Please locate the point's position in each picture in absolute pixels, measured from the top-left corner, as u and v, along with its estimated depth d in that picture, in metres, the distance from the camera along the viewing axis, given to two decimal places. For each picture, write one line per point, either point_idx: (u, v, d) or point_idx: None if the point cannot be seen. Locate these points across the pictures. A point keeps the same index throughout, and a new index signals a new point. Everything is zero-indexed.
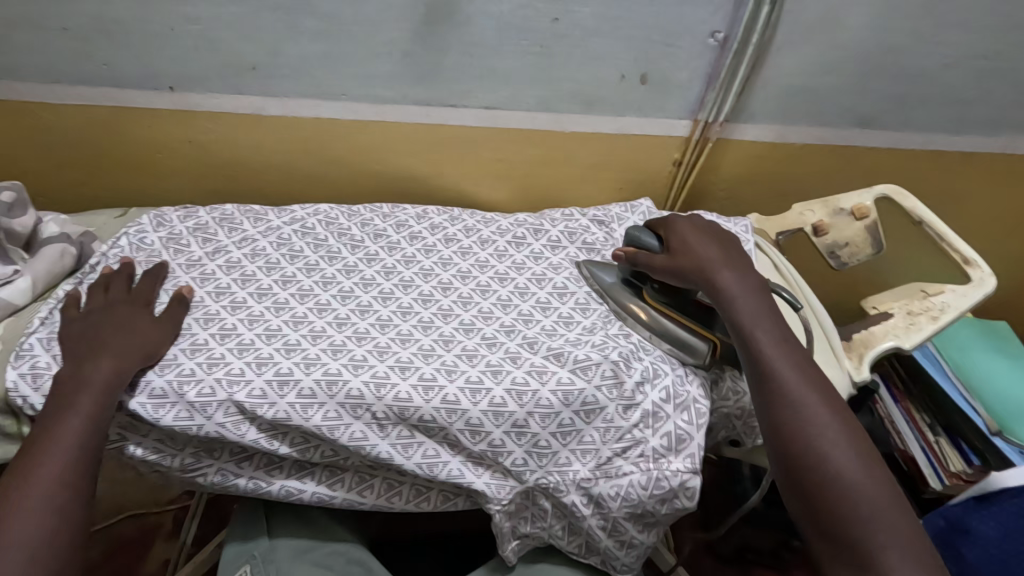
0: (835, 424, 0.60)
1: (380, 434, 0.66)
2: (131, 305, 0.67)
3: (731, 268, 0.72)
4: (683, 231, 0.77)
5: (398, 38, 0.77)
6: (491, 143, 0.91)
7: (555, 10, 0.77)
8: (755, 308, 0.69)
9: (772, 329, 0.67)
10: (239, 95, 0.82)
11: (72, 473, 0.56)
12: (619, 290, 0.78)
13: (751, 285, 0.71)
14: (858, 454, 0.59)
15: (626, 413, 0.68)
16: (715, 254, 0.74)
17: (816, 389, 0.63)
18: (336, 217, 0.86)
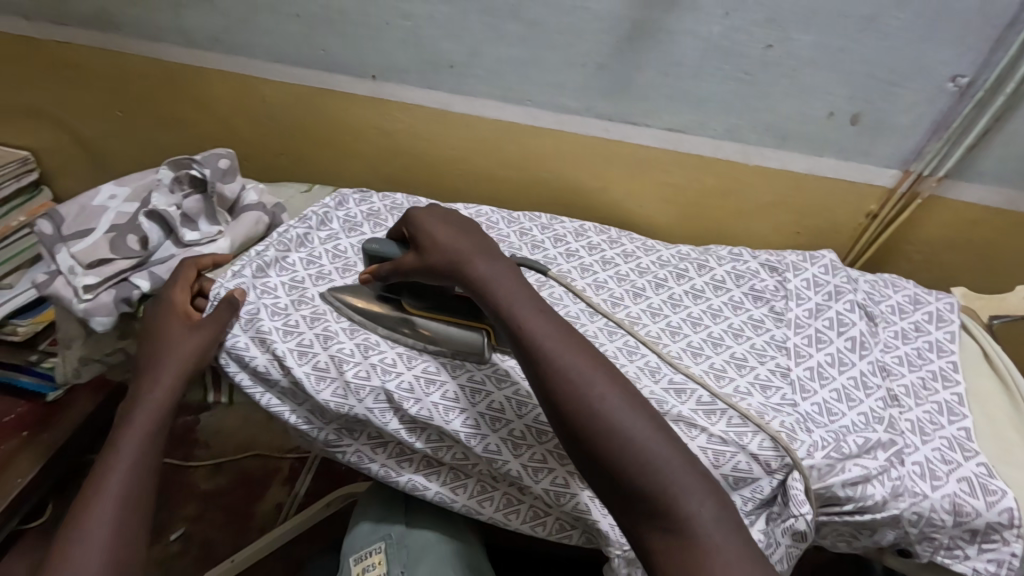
0: (606, 384, 0.52)
1: (514, 452, 0.64)
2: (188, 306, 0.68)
3: (482, 255, 0.63)
4: (428, 225, 0.66)
5: (596, 51, 0.77)
6: (664, 166, 0.87)
7: (771, 36, 0.70)
8: (516, 287, 0.60)
9: (533, 307, 0.58)
10: (431, 90, 0.87)
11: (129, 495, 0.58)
12: (378, 312, 0.70)
13: (500, 264, 0.62)
14: (641, 410, 0.51)
15: (823, 475, 0.58)
16: (469, 244, 0.64)
17: (583, 354, 0.54)
18: (497, 222, 0.86)
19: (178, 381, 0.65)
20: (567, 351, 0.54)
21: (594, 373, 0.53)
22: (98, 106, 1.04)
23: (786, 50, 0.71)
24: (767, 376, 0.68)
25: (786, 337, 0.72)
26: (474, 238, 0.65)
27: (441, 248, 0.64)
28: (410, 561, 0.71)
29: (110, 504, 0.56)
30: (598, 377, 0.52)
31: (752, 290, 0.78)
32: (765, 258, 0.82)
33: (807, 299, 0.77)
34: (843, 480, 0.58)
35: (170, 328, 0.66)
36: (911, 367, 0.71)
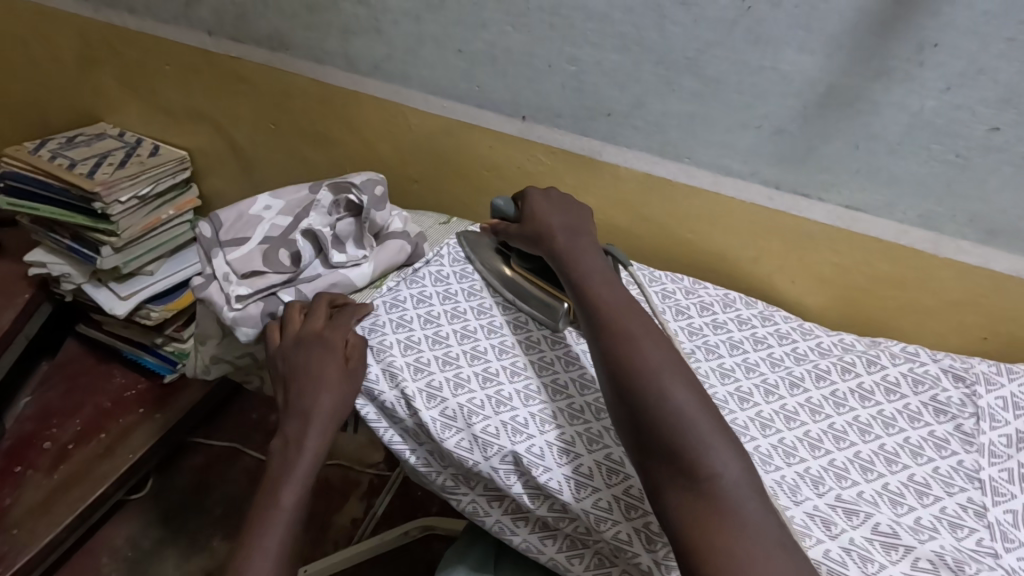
0: (651, 346, 0.57)
1: (647, 546, 0.57)
2: (327, 356, 0.65)
3: (567, 230, 0.72)
4: (537, 198, 0.77)
5: (777, 115, 0.71)
6: (831, 244, 0.78)
7: (998, 117, 0.62)
8: (592, 263, 0.68)
9: (601, 281, 0.65)
10: (584, 136, 0.84)
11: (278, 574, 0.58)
12: (488, 256, 0.79)
13: (585, 242, 0.71)
14: (683, 375, 0.55)
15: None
16: (561, 223, 0.73)
17: (635, 317, 0.61)
18: (636, 279, 0.81)
19: (322, 441, 0.63)
20: (623, 318, 0.60)
21: (646, 333, 0.58)
22: (258, 118, 1.11)
23: (1014, 135, 0.62)
24: (956, 513, 0.57)
25: (978, 466, 0.61)
26: (565, 216, 0.74)
27: (537, 219, 0.74)
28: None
29: None
30: (645, 339, 0.57)
31: (933, 400, 0.68)
32: (948, 362, 0.71)
33: (1002, 423, 0.65)
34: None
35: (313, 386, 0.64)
36: None
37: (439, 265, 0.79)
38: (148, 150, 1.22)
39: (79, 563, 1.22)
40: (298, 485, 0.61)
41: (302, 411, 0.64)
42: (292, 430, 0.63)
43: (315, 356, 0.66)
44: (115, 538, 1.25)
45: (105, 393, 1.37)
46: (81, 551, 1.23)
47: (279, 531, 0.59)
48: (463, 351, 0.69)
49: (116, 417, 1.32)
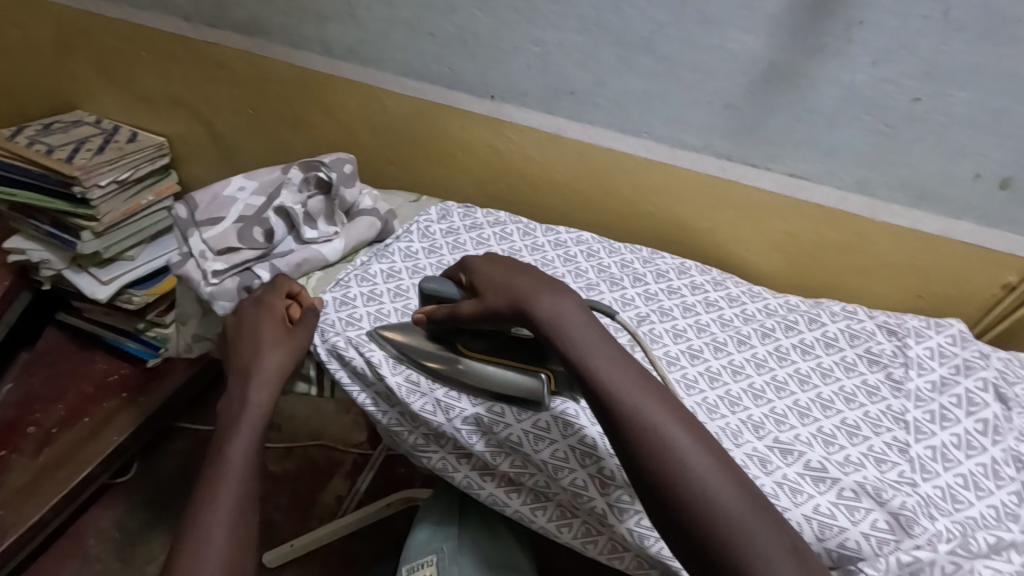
0: (690, 445, 0.47)
1: (600, 490, 0.62)
2: (276, 317, 0.69)
3: (547, 289, 0.57)
4: (483, 264, 0.62)
5: (725, 91, 0.74)
6: (780, 213, 0.83)
7: (922, 88, 0.66)
8: (585, 328, 0.54)
9: (608, 356, 0.52)
10: (548, 114, 0.87)
11: (239, 521, 0.57)
12: (434, 355, 0.65)
13: (568, 297, 0.56)
14: (732, 475, 0.47)
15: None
16: (531, 281, 0.58)
17: (660, 408, 0.49)
18: (597, 250, 0.86)
19: (270, 390, 0.65)
20: (649, 409, 0.49)
21: (682, 431, 0.48)
22: (234, 103, 1.13)
23: (938, 105, 0.67)
24: (882, 450, 0.63)
25: (905, 409, 0.67)
26: (536, 273, 0.59)
27: (497, 289, 0.59)
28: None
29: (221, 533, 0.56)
30: (682, 437, 0.48)
31: (867, 352, 0.73)
32: (882, 319, 0.77)
33: (929, 370, 0.71)
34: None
35: (256, 345, 0.67)
36: None
37: (408, 241, 0.84)
38: (126, 137, 1.24)
39: (67, 545, 1.24)
40: (246, 438, 0.62)
41: (245, 368, 0.66)
42: (237, 389, 0.65)
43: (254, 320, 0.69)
44: (101, 521, 1.28)
45: (88, 380, 1.39)
46: (67, 534, 1.25)
47: (233, 484, 0.59)
48: None
49: (100, 403, 1.34)
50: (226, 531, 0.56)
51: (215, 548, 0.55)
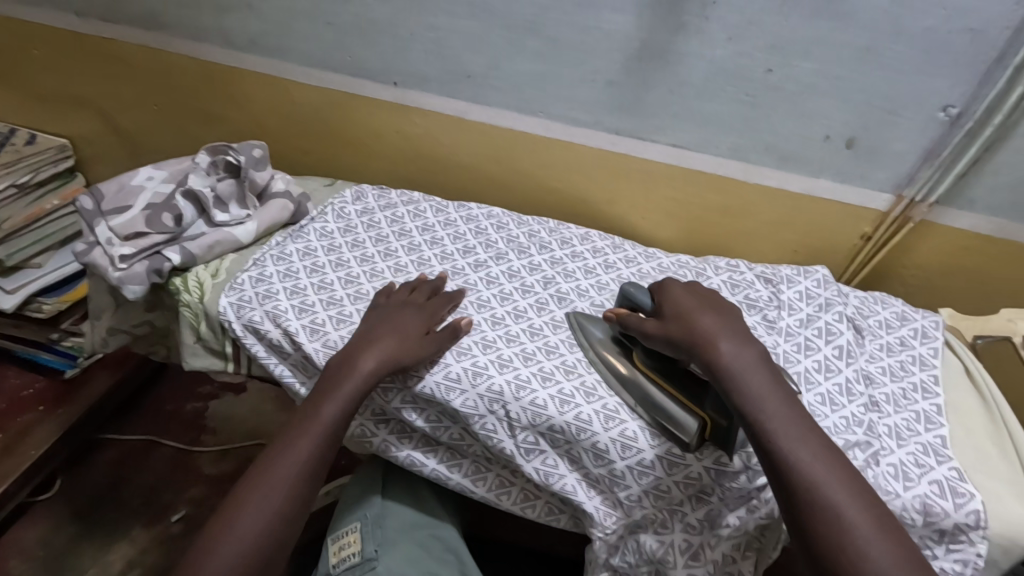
0: (868, 522, 0.52)
1: (508, 432, 0.67)
2: (412, 323, 0.71)
3: (731, 336, 0.63)
4: (674, 292, 0.69)
5: (607, 69, 0.82)
6: (669, 182, 0.92)
7: (771, 61, 0.76)
8: (767, 381, 0.59)
9: (778, 411, 0.57)
10: (449, 99, 0.92)
11: (285, 503, 0.60)
12: (606, 351, 0.71)
13: (747, 347, 0.62)
14: (904, 555, 0.50)
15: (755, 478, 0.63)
16: (715, 325, 0.64)
17: (839, 481, 0.53)
18: (506, 223, 0.93)
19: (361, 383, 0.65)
20: (826, 475, 0.54)
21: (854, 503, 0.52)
22: (140, 101, 1.12)
23: (785, 75, 0.77)
24: None
25: (776, 343, 0.75)
26: (718, 317, 0.65)
27: (682, 320, 0.65)
28: (385, 541, 0.73)
29: (267, 514, 0.59)
30: (862, 514, 0.52)
31: (746, 298, 0.82)
32: (760, 270, 0.87)
33: (798, 310, 0.80)
34: None
35: (371, 335, 0.68)
36: (893, 377, 0.73)
37: (322, 222, 0.87)
38: (24, 140, 1.20)
39: None
40: (324, 424, 0.63)
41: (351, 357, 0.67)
42: (337, 372, 0.66)
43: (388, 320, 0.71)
44: (25, 540, 1.23)
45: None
46: None
47: (275, 489, 0.60)
48: (346, 293, 0.76)
49: (15, 418, 1.28)
50: (270, 509, 0.59)
51: (255, 520, 0.59)
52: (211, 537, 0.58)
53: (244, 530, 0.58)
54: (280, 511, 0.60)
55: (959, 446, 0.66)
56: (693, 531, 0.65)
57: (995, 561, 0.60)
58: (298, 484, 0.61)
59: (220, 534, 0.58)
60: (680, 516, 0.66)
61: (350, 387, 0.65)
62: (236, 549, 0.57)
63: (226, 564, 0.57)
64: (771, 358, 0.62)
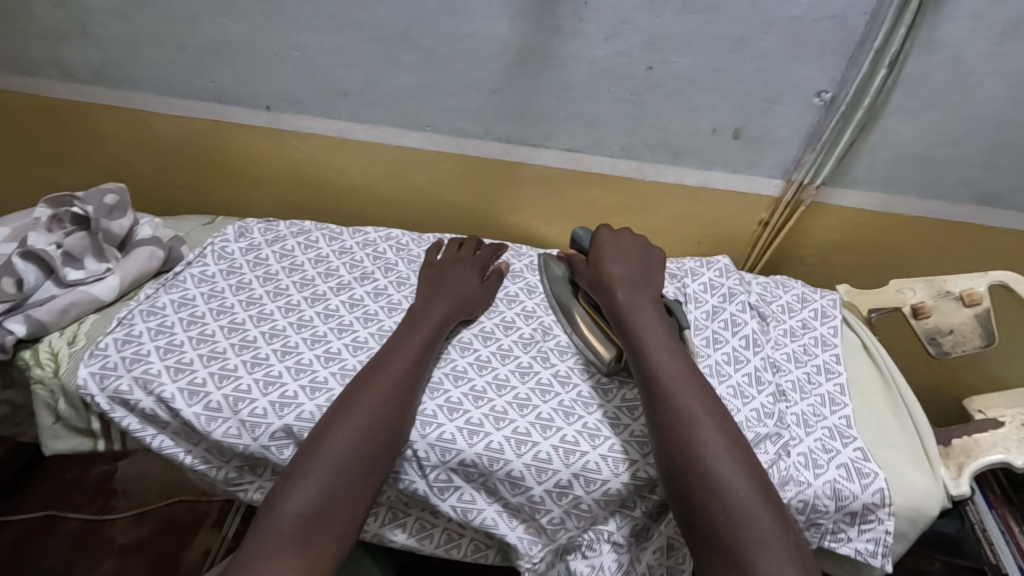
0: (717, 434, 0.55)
1: (420, 473, 0.64)
2: (468, 272, 0.80)
3: (629, 281, 0.71)
4: (606, 242, 0.76)
5: (489, 77, 0.79)
6: (567, 185, 0.91)
7: (650, 58, 0.75)
8: (653, 321, 0.66)
9: (659, 338, 0.64)
10: (329, 119, 0.87)
11: (393, 402, 0.60)
12: (560, 286, 0.80)
13: (642, 295, 0.69)
14: (742, 459, 0.54)
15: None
16: (624, 273, 0.71)
17: (696, 394, 0.59)
18: (406, 243, 0.88)
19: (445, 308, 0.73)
20: (686, 392, 0.59)
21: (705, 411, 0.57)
22: None
23: (665, 71, 0.76)
24: None
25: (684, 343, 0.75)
26: (632, 267, 0.73)
27: (599, 266, 0.73)
28: None
29: (375, 402, 0.59)
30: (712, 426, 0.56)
31: None
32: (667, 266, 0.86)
33: (705, 302, 0.80)
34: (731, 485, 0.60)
35: (439, 274, 0.79)
36: (797, 362, 0.74)
37: (200, 266, 0.79)
38: None
39: None
40: (421, 339, 0.68)
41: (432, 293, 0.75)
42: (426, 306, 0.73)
43: (450, 275, 0.79)
44: None
45: None
46: None
47: (398, 375, 0.63)
48: (230, 343, 0.69)
49: None
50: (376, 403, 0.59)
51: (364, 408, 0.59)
52: (313, 447, 0.55)
53: (344, 434, 0.56)
54: (378, 420, 0.58)
55: (863, 427, 0.68)
56: (622, 549, 0.64)
57: (904, 532, 0.62)
58: (404, 399, 0.61)
59: (337, 417, 0.58)
60: (605, 537, 0.63)
61: (438, 313, 0.72)
62: (338, 453, 0.55)
63: (324, 470, 0.54)
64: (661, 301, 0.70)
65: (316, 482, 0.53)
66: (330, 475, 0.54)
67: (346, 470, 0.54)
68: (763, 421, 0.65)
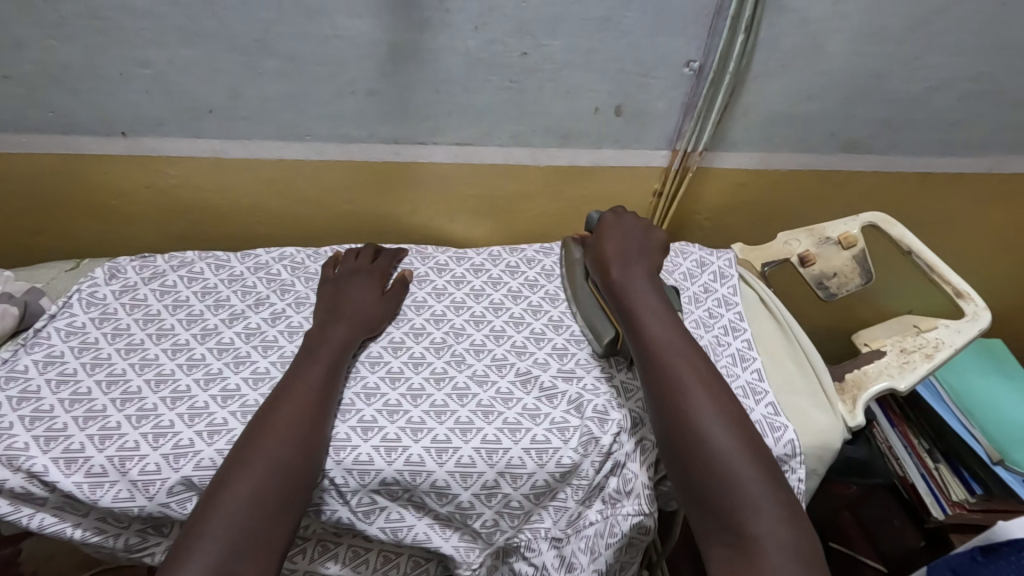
0: (713, 413, 0.56)
1: (340, 500, 0.61)
2: (374, 286, 0.77)
3: (628, 265, 0.71)
4: (607, 225, 0.77)
5: (363, 78, 0.76)
6: (463, 178, 0.89)
7: (523, 44, 0.74)
8: (647, 300, 0.67)
9: (659, 321, 0.65)
10: (197, 139, 0.80)
11: (302, 429, 0.57)
12: (575, 267, 0.80)
13: (640, 275, 0.70)
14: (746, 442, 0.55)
15: (600, 467, 0.63)
16: (623, 256, 0.72)
17: (695, 378, 0.59)
18: (302, 261, 0.84)
19: (350, 326, 0.70)
20: (687, 375, 0.59)
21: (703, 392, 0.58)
22: None
23: (539, 56, 0.76)
24: (587, 360, 0.72)
25: None
26: (635, 250, 0.73)
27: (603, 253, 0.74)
28: None
29: (284, 430, 0.57)
30: (708, 404, 0.57)
31: (563, 283, 0.83)
32: None
33: None
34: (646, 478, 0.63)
35: (345, 288, 0.76)
36: (706, 328, 0.75)
37: (65, 317, 0.71)
38: None
39: None
40: (326, 360, 0.65)
41: (337, 310, 0.72)
42: (331, 326, 0.70)
43: (348, 291, 0.75)
44: None
45: None
46: None
47: (301, 394, 0.60)
48: (110, 398, 0.63)
49: None
50: (282, 428, 0.57)
51: (272, 439, 0.56)
52: (217, 489, 0.53)
53: (242, 485, 0.53)
54: (282, 466, 0.54)
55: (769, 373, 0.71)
56: (562, 543, 0.63)
57: (814, 469, 0.67)
58: (307, 436, 0.57)
59: (244, 451, 0.55)
60: (541, 534, 0.63)
61: (342, 331, 0.69)
62: (250, 489, 0.52)
63: (225, 526, 0.50)
64: (660, 283, 0.70)
65: (216, 539, 0.49)
66: (241, 513, 0.51)
67: (261, 506, 0.52)
68: None
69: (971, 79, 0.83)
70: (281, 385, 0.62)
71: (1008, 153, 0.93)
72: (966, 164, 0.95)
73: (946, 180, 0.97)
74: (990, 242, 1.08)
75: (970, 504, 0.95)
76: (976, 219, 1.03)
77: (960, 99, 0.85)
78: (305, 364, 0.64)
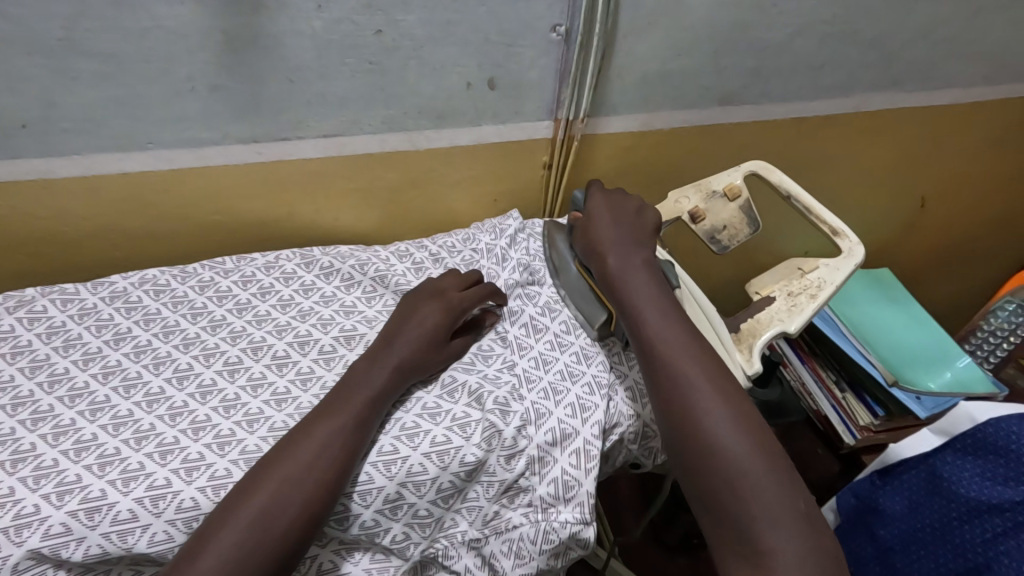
0: (714, 399, 0.57)
1: None
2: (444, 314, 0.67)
3: (625, 243, 0.70)
4: (597, 205, 0.74)
5: (202, 72, 0.68)
6: (339, 172, 0.83)
7: (377, 21, 0.69)
8: (642, 282, 0.66)
9: (652, 299, 0.65)
10: (15, 160, 0.70)
11: (302, 500, 0.51)
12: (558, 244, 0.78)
13: (667, 308, 0.64)
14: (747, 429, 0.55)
15: (509, 463, 0.60)
16: (620, 233, 0.71)
17: (689, 359, 0.60)
18: (166, 283, 0.75)
19: (398, 361, 0.62)
20: (682, 357, 0.60)
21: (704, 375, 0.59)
22: None
23: (397, 33, 0.71)
24: (489, 346, 0.69)
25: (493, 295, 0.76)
26: (630, 230, 0.72)
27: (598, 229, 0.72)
28: None
29: (284, 499, 0.51)
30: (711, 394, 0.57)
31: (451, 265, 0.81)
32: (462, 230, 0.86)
33: (510, 260, 0.79)
34: (562, 467, 0.61)
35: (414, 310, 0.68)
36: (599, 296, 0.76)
37: None
38: None
39: None
40: (354, 414, 0.57)
41: (386, 337, 0.65)
42: (359, 367, 0.62)
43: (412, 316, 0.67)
44: None
45: None
46: None
47: (305, 462, 0.53)
48: None
49: None
50: (289, 510, 0.50)
51: (259, 507, 0.50)
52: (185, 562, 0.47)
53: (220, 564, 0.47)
54: (274, 538, 0.49)
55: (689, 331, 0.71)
56: (480, 544, 0.60)
57: None
58: (308, 505, 0.51)
59: (226, 525, 0.49)
60: (456, 540, 0.60)
61: (383, 375, 0.61)
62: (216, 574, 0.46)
63: None
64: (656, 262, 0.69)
65: None
66: None
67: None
68: (569, 381, 0.66)
69: (826, 22, 0.85)
70: (291, 436, 0.55)
71: (872, 91, 0.97)
72: (835, 106, 0.98)
73: (819, 123, 1.00)
74: (869, 177, 1.13)
75: (876, 427, 1.00)
76: (850, 158, 1.08)
77: (819, 44, 0.88)
78: (325, 417, 0.56)
